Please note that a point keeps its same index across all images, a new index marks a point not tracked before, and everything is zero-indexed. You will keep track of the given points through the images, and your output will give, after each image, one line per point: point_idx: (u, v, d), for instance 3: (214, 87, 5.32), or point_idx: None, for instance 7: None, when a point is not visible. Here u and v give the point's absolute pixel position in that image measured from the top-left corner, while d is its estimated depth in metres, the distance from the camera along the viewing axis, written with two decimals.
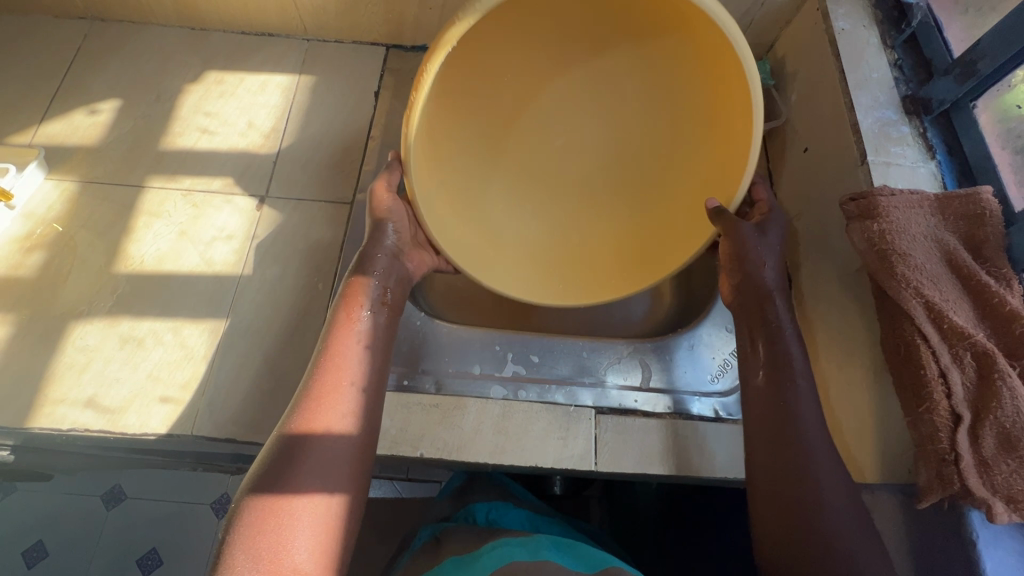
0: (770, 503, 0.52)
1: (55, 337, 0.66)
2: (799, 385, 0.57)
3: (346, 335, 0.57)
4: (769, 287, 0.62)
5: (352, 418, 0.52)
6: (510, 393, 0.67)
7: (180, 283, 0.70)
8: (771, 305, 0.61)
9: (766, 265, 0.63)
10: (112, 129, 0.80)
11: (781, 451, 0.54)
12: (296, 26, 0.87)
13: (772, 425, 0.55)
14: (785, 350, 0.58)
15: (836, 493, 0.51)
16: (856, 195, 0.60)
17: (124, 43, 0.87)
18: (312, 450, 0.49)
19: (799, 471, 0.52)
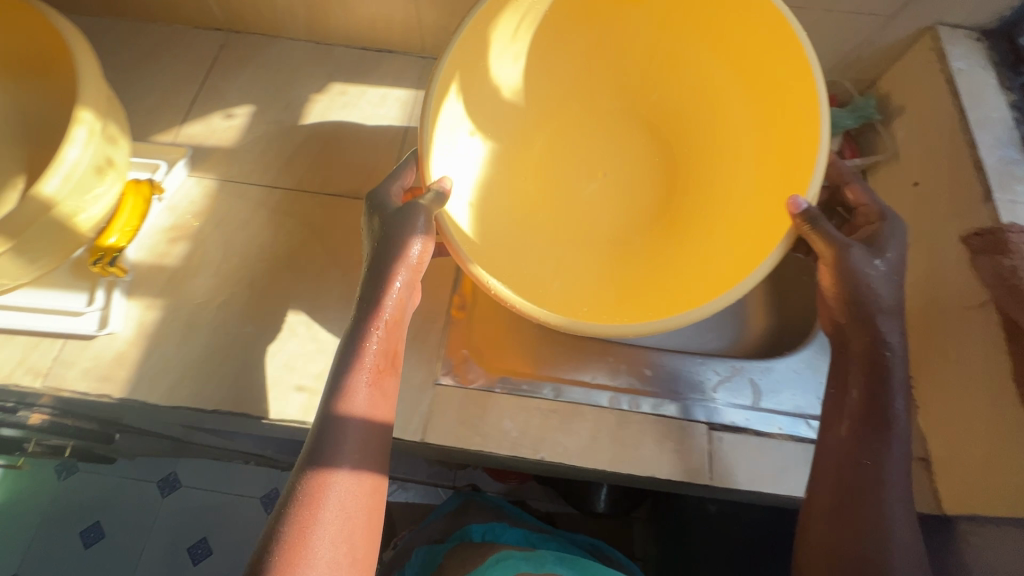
0: (843, 530, 0.54)
1: (199, 323, 0.71)
2: (892, 430, 0.56)
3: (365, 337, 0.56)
4: (882, 307, 0.58)
5: (380, 401, 0.54)
6: (625, 404, 0.68)
7: (311, 279, 0.74)
8: (880, 322, 0.58)
9: (885, 300, 0.58)
10: (247, 133, 0.85)
11: (860, 490, 0.55)
12: (416, 44, 0.93)
13: (855, 462, 0.56)
14: (891, 398, 0.56)
15: (908, 532, 0.54)
16: (983, 231, 0.64)
17: (256, 53, 0.93)
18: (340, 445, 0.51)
19: (877, 499, 0.54)
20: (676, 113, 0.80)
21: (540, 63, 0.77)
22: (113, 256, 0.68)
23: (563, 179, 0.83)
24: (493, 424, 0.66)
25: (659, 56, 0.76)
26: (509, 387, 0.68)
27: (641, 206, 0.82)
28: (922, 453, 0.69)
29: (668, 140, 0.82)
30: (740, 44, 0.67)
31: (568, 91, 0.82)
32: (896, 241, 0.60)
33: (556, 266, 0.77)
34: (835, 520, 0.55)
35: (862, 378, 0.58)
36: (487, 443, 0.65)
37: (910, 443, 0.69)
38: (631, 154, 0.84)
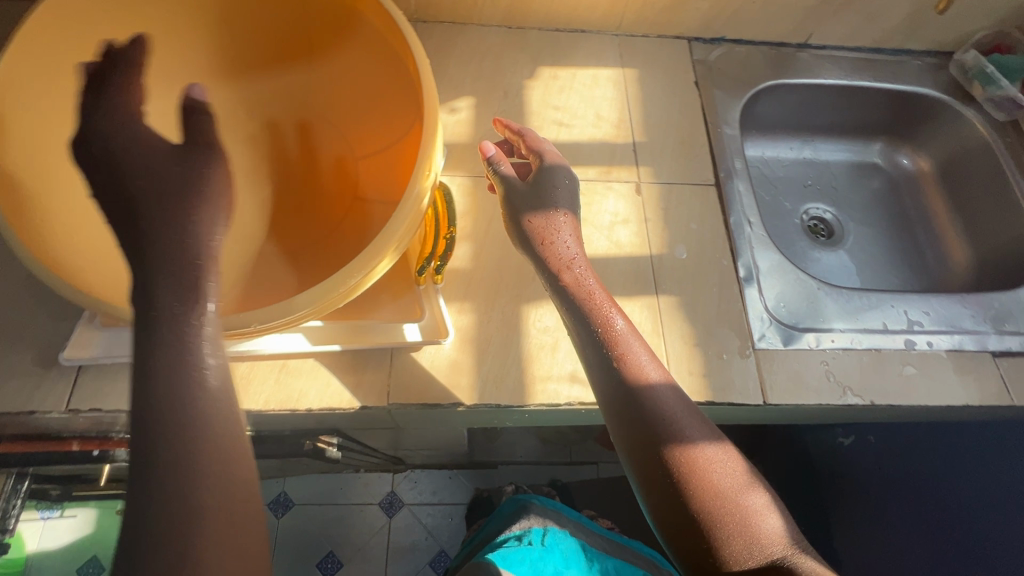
0: (652, 489, 0.54)
1: (515, 322, 0.70)
2: (655, 384, 0.56)
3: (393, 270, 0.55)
4: (562, 254, 0.62)
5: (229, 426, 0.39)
6: (922, 346, 0.75)
7: (601, 264, 0.75)
8: (567, 276, 0.61)
9: (569, 254, 0.63)
10: (479, 126, 0.83)
11: (660, 447, 0.53)
12: (612, 23, 0.92)
13: (637, 415, 0.55)
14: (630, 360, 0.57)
15: (724, 455, 0.54)
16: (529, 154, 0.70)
17: (453, 43, 0.90)
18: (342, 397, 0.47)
19: (658, 442, 0.54)
20: (324, 108, 0.69)
21: (144, 79, 0.65)
22: (437, 263, 0.64)
23: (251, 199, 0.68)
24: (822, 377, 0.71)
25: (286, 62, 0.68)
26: (821, 342, 0.73)
27: (250, 231, 0.66)
28: None
29: (359, 150, 0.68)
30: (369, 32, 0.62)
31: (172, 105, 0.67)
32: (562, 187, 0.66)
33: (260, 293, 0.62)
34: (649, 470, 0.54)
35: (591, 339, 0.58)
36: (823, 396, 0.70)
37: None
38: (287, 161, 0.69)
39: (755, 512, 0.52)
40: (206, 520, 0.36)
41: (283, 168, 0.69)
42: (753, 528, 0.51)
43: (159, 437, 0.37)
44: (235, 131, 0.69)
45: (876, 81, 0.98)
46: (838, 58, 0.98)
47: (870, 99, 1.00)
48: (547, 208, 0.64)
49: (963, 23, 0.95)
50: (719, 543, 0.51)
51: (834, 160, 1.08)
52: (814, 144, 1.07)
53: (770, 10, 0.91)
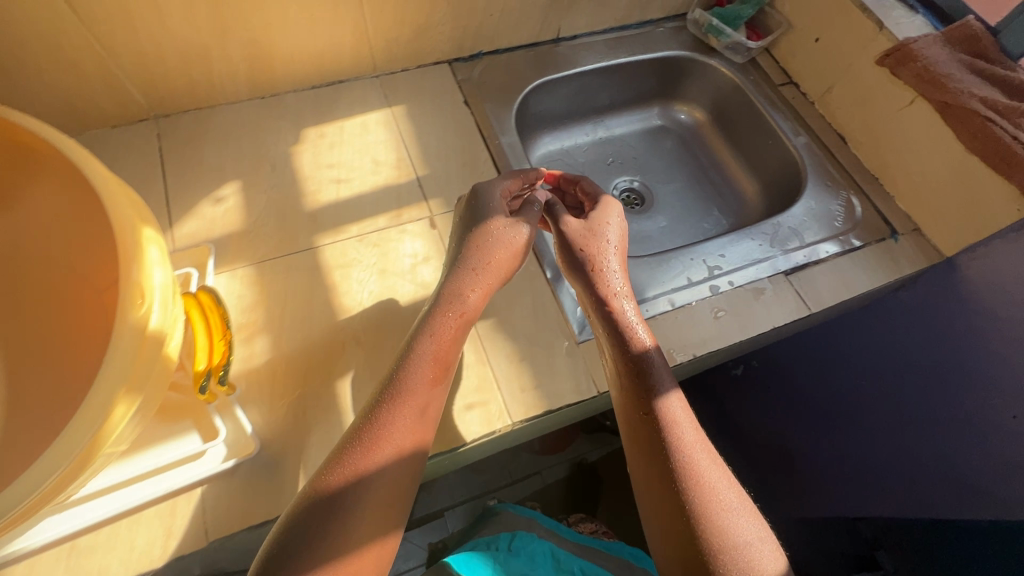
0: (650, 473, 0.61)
1: (333, 402, 0.66)
2: (665, 391, 0.63)
3: (428, 334, 0.62)
4: (609, 278, 0.70)
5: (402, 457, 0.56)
6: (723, 288, 0.80)
7: (411, 311, 0.73)
8: (613, 302, 0.69)
9: (611, 274, 0.71)
10: (251, 208, 0.79)
11: (659, 438, 0.61)
12: (366, 66, 0.91)
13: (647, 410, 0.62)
14: (649, 359, 0.65)
15: (708, 462, 0.60)
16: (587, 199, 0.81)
17: (204, 128, 0.84)
18: (375, 439, 0.55)
19: (658, 438, 0.61)
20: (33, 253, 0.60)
21: None
22: (220, 373, 0.60)
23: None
24: None
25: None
26: None
27: None
28: (913, 225, 0.89)
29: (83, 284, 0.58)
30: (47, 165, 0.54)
31: None
32: (612, 223, 0.76)
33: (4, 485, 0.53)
34: (646, 458, 0.61)
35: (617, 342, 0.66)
36: None
37: (902, 222, 0.89)
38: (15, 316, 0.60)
39: (725, 511, 0.57)
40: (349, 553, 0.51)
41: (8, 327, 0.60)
42: (733, 543, 0.55)
43: (366, 474, 0.54)
44: None
45: (631, 56, 1.05)
46: (592, 45, 1.04)
47: (634, 72, 1.07)
48: (598, 226, 0.74)
49: None
50: (698, 539, 0.55)
51: (627, 133, 1.14)
52: (604, 124, 1.13)
53: (511, 18, 0.94)
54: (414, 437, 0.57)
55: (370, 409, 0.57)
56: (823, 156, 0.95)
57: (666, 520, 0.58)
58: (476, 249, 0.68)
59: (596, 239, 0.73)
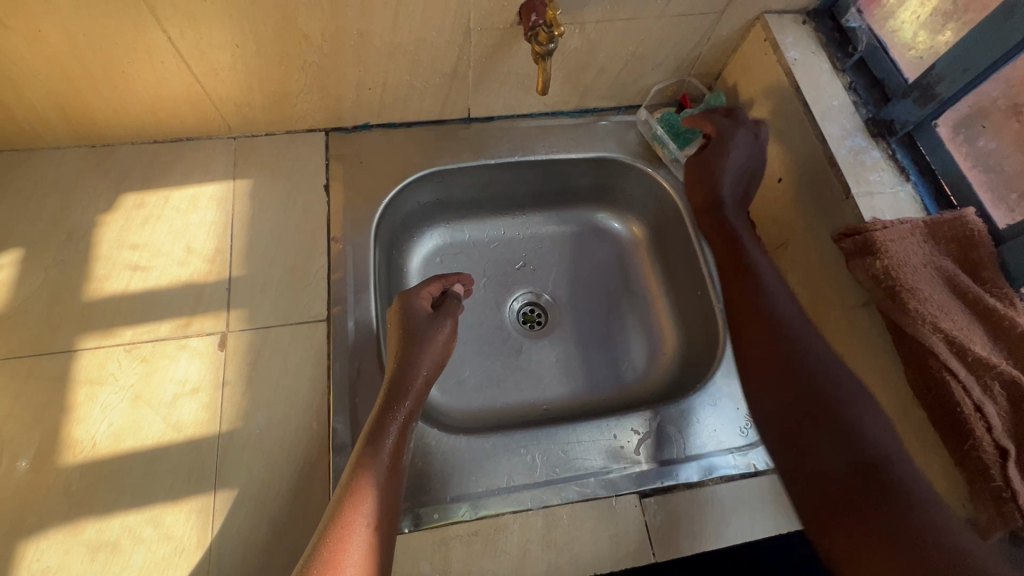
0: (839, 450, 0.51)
1: (4, 568, 0.55)
2: (809, 339, 0.60)
3: (368, 467, 0.55)
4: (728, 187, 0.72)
5: (379, 538, 0.52)
6: (549, 499, 0.62)
7: (148, 459, 0.60)
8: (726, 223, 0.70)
9: (725, 195, 0.72)
10: (20, 288, 0.67)
11: (783, 445, 0.55)
12: (219, 126, 0.77)
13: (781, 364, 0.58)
14: (769, 318, 0.62)
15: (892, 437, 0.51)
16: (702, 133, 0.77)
17: (12, 176, 0.73)
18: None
19: (797, 380, 0.57)
20: None
21: None
22: None
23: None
24: (410, 572, 0.58)
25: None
26: (420, 521, 0.60)
27: None
28: None
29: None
30: None
31: None
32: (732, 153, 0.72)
33: None
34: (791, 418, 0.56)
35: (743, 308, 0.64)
36: None
37: None
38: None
39: (867, 424, 0.52)
40: None
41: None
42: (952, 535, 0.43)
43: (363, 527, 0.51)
44: None
45: (555, 151, 0.86)
46: (510, 132, 0.86)
47: (562, 170, 0.88)
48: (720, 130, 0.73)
49: (634, 78, 0.84)
50: (853, 464, 0.50)
51: (552, 233, 0.95)
52: (525, 218, 0.94)
53: (399, 93, 0.77)
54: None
55: (342, 484, 0.54)
56: None
57: (806, 511, 0.51)
58: (431, 325, 0.68)
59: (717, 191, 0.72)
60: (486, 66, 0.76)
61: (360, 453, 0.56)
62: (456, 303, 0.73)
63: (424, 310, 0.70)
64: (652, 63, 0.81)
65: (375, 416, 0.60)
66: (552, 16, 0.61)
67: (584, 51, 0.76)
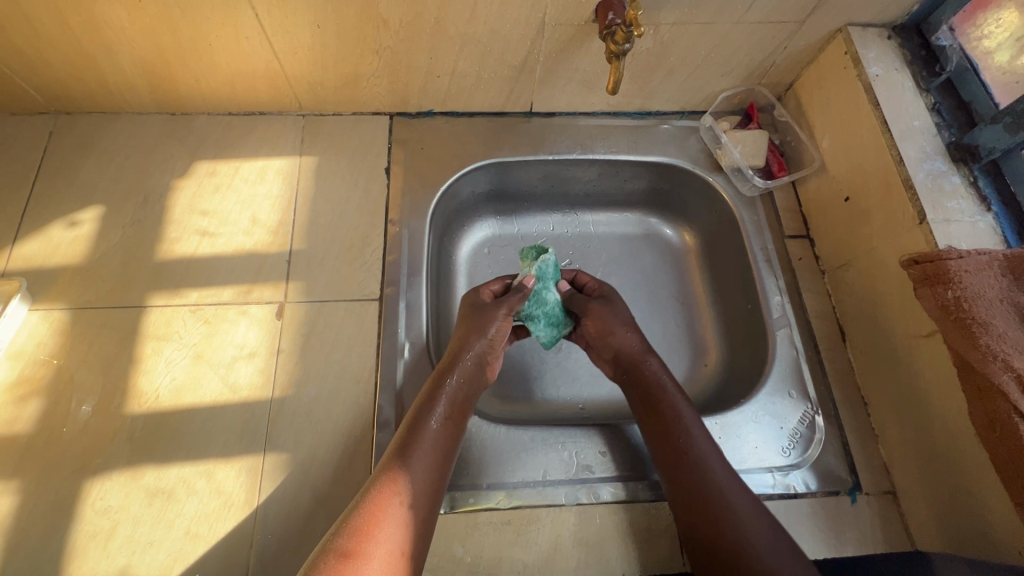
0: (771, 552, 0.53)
1: (69, 502, 0.58)
2: (694, 432, 0.60)
3: (412, 444, 0.56)
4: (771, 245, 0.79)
5: (415, 503, 0.53)
6: (583, 497, 0.63)
7: (204, 416, 0.63)
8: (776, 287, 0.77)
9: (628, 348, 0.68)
10: (99, 242, 0.71)
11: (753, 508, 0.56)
12: (290, 103, 0.80)
13: (675, 456, 0.59)
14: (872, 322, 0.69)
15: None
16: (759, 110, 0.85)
17: (98, 136, 0.78)
18: (360, 547, 0.47)
19: (701, 488, 0.57)
20: None
21: None
22: None
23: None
24: (443, 552, 0.59)
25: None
26: (455, 505, 0.62)
27: None
28: (889, 485, 0.66)
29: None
30: None
31: None
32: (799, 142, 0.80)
33: None
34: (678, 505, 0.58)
35: (643, 405, 0.64)
36: None
37: (876, 476, 0.66)
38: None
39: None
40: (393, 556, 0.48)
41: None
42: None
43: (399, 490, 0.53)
44: None
45: (615, 151, 0.85)
46: (569, 128, 0.86)
47: (618, 170, 0.87)
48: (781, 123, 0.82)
49: (702, 84, 0.82)
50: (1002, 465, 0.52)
51: (600, 233, 0.95)
52: (575, 217, 0.95)
53: (466, 83, 0.78)
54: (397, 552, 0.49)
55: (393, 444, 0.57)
56: (805, 351, 0.73)
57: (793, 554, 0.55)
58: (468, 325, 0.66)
59: (620, 313, 0.70)
60: (555, 63, 0.76)
61: (412, 418, 0.59)
62: (518, 291, 0.69)
63: (485, 301, 0.69)
64: (723, 69, 0.79)
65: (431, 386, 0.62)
66: (632, 17, 0.61)
67: (655, 52, 0.75)
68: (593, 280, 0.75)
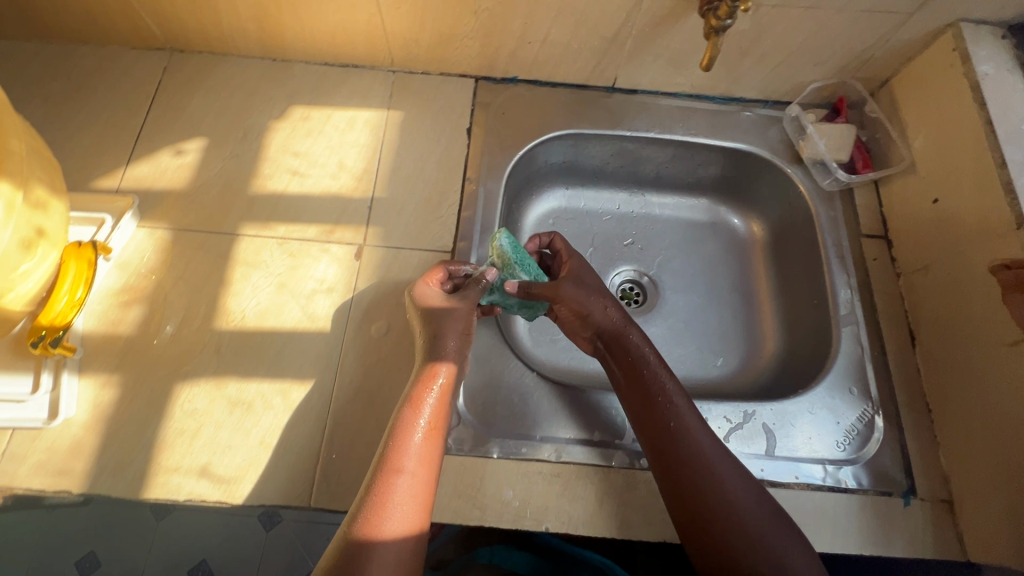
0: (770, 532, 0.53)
1: (161, 400, 0.64)
2: (678, 405, 0.60)
3: (424, 385, 0.59)
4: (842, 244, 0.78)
5: (428, 468, 0.55)
6: (631, 462, 0.64)
7: (284, 340, 0.68)
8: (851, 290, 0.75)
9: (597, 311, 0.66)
10: (201, 171, 0.77)
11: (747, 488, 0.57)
12: (383, 59, 0.83)
13: (663, 430, 0.59)
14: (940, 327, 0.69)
15: None
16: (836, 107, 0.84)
17: (206, 75, 0.83)
18: (397, 469, 0.53)
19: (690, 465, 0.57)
20: None
21: None
22: (57, 336, 0.60)
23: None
24: (493, 494, 0.62)
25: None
26: (508, 452, 0.64)
27: None
28: (945, 494, 0.64)
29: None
30: None
31: None
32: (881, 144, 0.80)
33: None
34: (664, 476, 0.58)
35: (627, 379, 0.63)
36: (486, 516, 0.61)
37: (933, 483, 0.65)
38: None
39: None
40: (412, 521, 0.51)
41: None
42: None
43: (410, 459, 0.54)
44: None
45: (693, 134, 0.85)
46: (650, 107, 0.86)
47: (693, 153, 0.87)
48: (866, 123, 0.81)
49: (791, 72, 0.81)
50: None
51: (666, 216, 0.95)
52: (642, 197, 0.95)
53: (555, 52, 0.80)
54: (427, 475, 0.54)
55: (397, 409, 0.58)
56: (871, 351, 0.72)
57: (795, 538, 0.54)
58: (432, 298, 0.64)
59: (591, 286, 0.68)
60: (647, 38, 0.76)
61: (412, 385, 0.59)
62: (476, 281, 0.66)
63: (438, 298, 0.64)
64: (817, 58, 0.78)
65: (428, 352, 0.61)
66: None
67: (750, 34, 0.75)
68: (566, 246, 0.73)
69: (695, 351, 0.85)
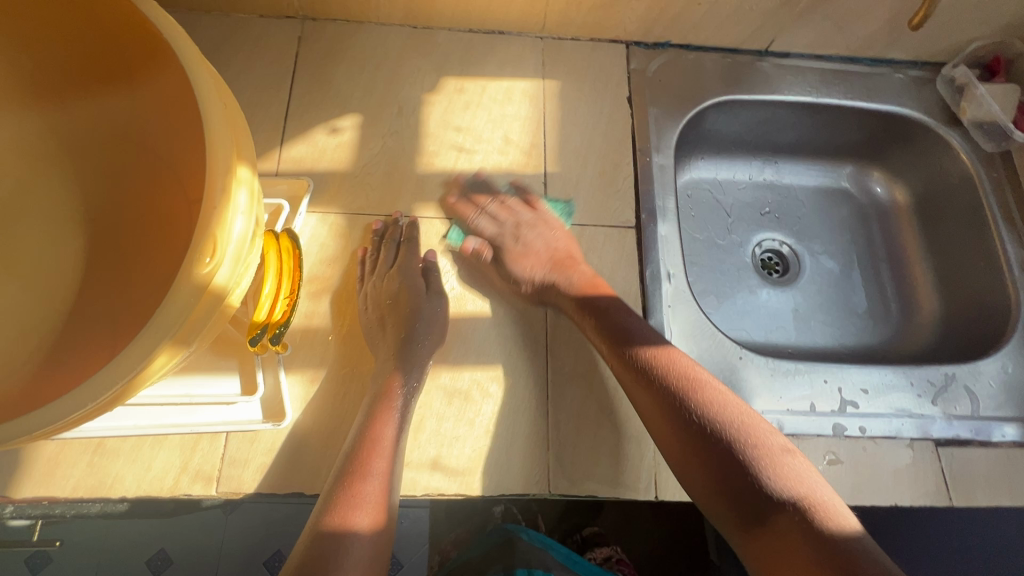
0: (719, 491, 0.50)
1: None
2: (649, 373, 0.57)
3: (384, 394, 0.58)
4: (1010, 205, 0.79)
5: (362, 474, 0.52)
6: (853, 430, 0.65)
7: (488, 325, 0.66)
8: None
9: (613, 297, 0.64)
10: (362, 150, 0.72)
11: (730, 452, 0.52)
12: (534, 24, 0.79)
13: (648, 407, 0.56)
14: None
15: None
16: (993, 66, 0.83)
17: (345, 45, 0.77)
18: (366, 466, 0.53)
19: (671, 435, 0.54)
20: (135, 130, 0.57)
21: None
22: (275, 332, 0.56)
23: (66, 243, 0.56)
24: None
25: (137, 71, 0.55)
26: None
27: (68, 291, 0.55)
28: None
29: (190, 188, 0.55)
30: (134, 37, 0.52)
31: None
32: None
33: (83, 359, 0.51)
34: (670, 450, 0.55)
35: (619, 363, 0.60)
36: None
37: None
38: (105, 204, 0.57)
39: None
40: (365, 529, 0.50)
41: (97, 212, 0.57)
42: None
43: (356, 463, 0.53)
44: (65, 183, 0.57)
45: (848, 98, 0.84)
46: (804, 71, 0.84)
47: (841, 119, 0.87)
48: None
49: (952, 32, 0.81)
50: None
51: (800, 184, 0.94)
52: (775, 165, 0.93)
53: (722, 13, 0.77)
54: (376, 475, 0.53)
55: (365, 414, 0.57)
56: None
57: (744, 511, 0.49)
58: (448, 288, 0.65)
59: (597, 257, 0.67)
60: None
61: (375, 392, 0.58)
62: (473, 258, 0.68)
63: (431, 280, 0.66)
64: (984, 17, 0.78)
65: (393, 356, 0.60)
66: None
67: None
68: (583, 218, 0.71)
69: (847, 319, 0.87)
